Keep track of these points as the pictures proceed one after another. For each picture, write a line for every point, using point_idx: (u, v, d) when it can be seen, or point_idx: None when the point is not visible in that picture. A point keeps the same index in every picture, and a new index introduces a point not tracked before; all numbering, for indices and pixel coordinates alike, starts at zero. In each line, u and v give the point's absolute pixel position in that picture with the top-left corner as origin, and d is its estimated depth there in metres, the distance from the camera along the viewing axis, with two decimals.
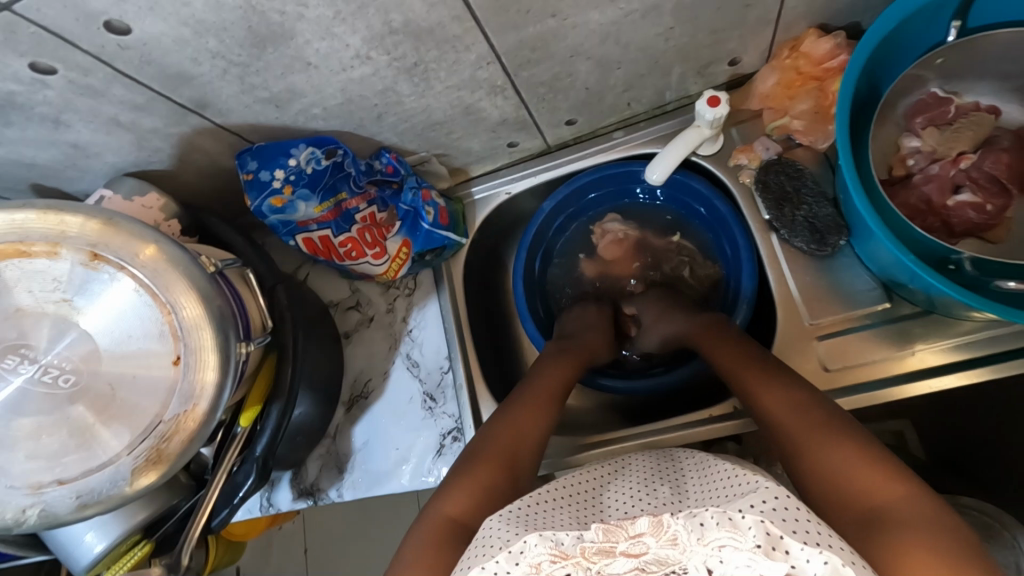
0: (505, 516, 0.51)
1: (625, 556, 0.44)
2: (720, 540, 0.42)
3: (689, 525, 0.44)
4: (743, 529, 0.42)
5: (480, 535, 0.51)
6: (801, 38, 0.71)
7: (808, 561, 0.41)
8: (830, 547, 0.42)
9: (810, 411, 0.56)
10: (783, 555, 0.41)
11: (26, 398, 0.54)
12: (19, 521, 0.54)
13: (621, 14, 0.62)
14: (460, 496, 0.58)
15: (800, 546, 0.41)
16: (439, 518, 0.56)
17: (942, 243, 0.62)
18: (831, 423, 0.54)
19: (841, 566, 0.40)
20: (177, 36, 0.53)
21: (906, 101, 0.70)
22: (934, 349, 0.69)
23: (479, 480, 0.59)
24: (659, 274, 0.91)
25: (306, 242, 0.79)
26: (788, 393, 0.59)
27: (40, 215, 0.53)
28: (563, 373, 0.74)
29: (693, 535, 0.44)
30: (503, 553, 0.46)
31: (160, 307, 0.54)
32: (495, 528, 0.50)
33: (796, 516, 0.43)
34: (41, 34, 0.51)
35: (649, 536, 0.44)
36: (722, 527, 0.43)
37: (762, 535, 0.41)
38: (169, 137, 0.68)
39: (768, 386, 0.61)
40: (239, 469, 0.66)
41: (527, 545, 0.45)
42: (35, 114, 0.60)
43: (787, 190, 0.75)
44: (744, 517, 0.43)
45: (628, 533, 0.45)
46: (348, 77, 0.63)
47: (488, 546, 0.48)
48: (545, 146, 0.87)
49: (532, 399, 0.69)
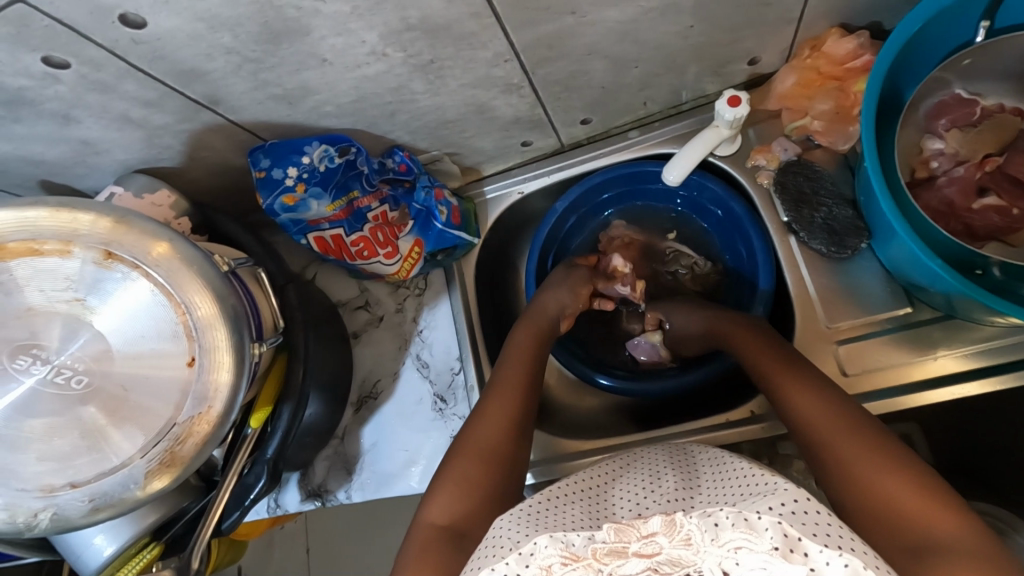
0: (515, 516, 0.50)
1: (637, 557, 0.43)
2: (734, 542, 0.41)
3: (702, 525, 0.43)
4: (759, 530, 0.41)
5: (490, 536, 0.50)
6: (822, 37, 0.70)
7: (828, 564, 0.40)
8: (851, 550, 0.40)
9: (841, 412, 0.55)
10: (801, 558, 0.40)
11: (37, 399, 0.53)
12: (31, 525, 0.53)
13: (640, 11, 0.61)
14: (447, 499, 0.57)
15: (819, 548, 0.40)
16: (426, 528, 0.55)
17: (967, 247, 0.61)
18: (864, 428, 0.53)
19: (862, 569, 0.39)
20: (191, 31, 0.52)
21: (928, 102, 0.68)
22: (956, 355, 0.68)
23: (469, 480, 0.58)
24: (665, 279, 0.90)
25: (318, 241, 0.77)
26: (818, 392, 0.58)
27: (52, 213, 0.52)
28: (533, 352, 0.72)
29: (707, 536, 0.42)
30: (513, 555, 0.45)
31: (174, 307, 0.53)
32: (505, 529, 0.49)
33: (816, 518, 0.42)
34: (53, 28, 0.50)
35: (662, 535, 0.43)
36: (737, 528, 0.42)
37: (780, 538, 0.41)
38: (179, 133, 0.67)
39: (800, 391, 0.59)
40: (250, 471, 0.65)
41: (536, 547, 0.45)
42: (45, 110, 0.59)
43: (805, 190, 0.75)
44: (760, 519, 0.42)
45: (640, 532, 0.44)
46: (361, 74, 0.62)
47: (497, 547, 0.47)
48: (558, 145, 0.86)
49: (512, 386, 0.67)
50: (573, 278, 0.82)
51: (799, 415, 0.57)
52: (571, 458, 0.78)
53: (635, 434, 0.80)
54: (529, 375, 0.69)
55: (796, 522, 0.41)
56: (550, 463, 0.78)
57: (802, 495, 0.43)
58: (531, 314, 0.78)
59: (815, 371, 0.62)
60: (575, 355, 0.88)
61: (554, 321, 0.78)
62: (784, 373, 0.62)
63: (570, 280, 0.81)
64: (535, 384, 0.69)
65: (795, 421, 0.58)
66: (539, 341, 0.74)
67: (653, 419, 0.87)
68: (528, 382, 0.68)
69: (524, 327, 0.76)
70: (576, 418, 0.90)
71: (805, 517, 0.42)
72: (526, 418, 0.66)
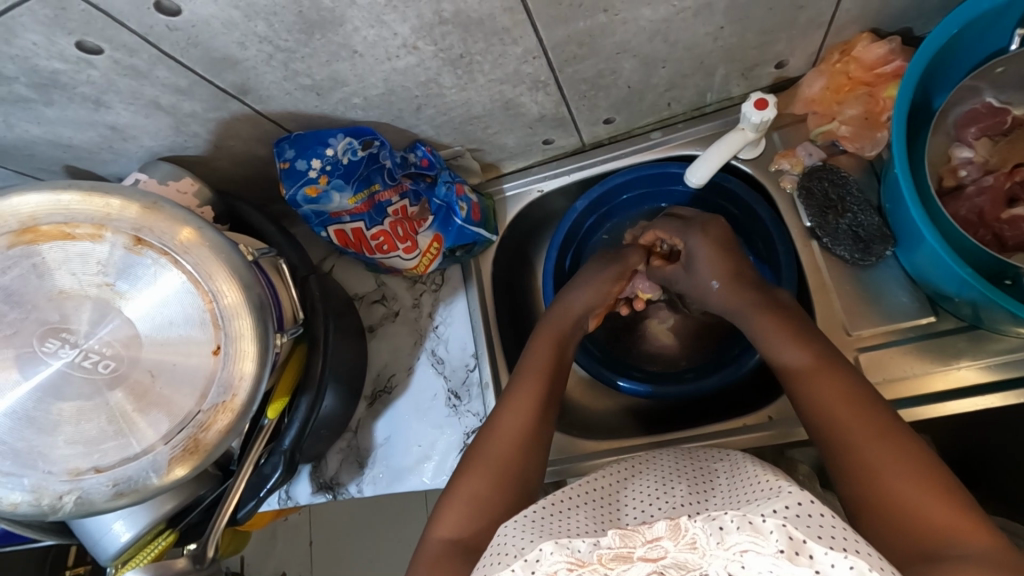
0: (520, 523, 0.50)
1: (642, 561, 0.42)
2: (740, 545, 0.40)
3: (707, 528, 0.42)
4: (765, 533, 0.40)
5: (496, 543, 0.49)
6: (852, 42, 0.70)
7: (832, 566, 0.39)
8: (856, 552, 0.39)
9: (864, 407, 0.55)
10: (806, 560, 0.39)
11: (67, 382, 0.53)
12: (54, 508, 0.53)
13: (673, 11, 0.60)
14: (460, 517, 0.57)
15: (824, 550, 0.39)
16: (434, 545, 0.56)
17: (998, 257, 0.60)
18: (892, 431, 0.52)
19: (867, 571, 0.38)
20: (226, 18, 0.52)
21: (958, 110, 0.67)
22: (977, 366, 0.67)
23: (479, 497, 0.58)
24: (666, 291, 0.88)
25: (339, 234, 0.77)
26: (847, 391, 0.56)
27: (84, 197, 0.52)
28: (547, 357, 0.71)
29: (711, 539, 0.41)
30: (519, 561, 0.45)
31: (202, 295, 0.53)
32: (510, 536, 0.49)
33: (820, 520, 0.41)
34: (91, 12, 0.50)
35: (667, 540, 0.42)
36: (743, 531, 0.41)
37: (784, 539, 0.40)
38: (207, 122, 0.67)
39: (825, 386, 0.57)
40: (266, 461, 0.65)
41: (542, 554, 0.44)
42: (77, 94, 0.59)
43: (831, 197, 0.74)
44: (765, 521, 0.41)
45: (644, 538, 0.43)
46: (391, 67, 0.61)
47: (502, 554, 0.47)
48: (580, 145, 0.85)
49: (525, 389, 0.68)
50: (601, 279, 0.78)
51: (824, 414, 0.56)
52: (583, 458, 0.78)
53: (643, 437, 0.80)
54: (546, 382, 0.68)
55: (800, 524, 0.41)
56: (564, 463, 0.78)
57: (805, 498, 0.42)
58: (551, 318, 0.77)
59: (848, 365, 0.59)
60: (594, 356, 0.87)
61: (580, 319, 0.77)
62: (815, 371, 0.59)
63: (599, 280, 0.78)
64: (555, 399, 0.68)
65: (820, 417, 0.56)
66: (562, 344, 0.73)
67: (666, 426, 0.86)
68: (547, 392, 0.68)
69: (542, 337, 0.74)
70: (588, 422, 0.89)
71: (810, 521, 0.41)
72: (538, 427, 0.65)
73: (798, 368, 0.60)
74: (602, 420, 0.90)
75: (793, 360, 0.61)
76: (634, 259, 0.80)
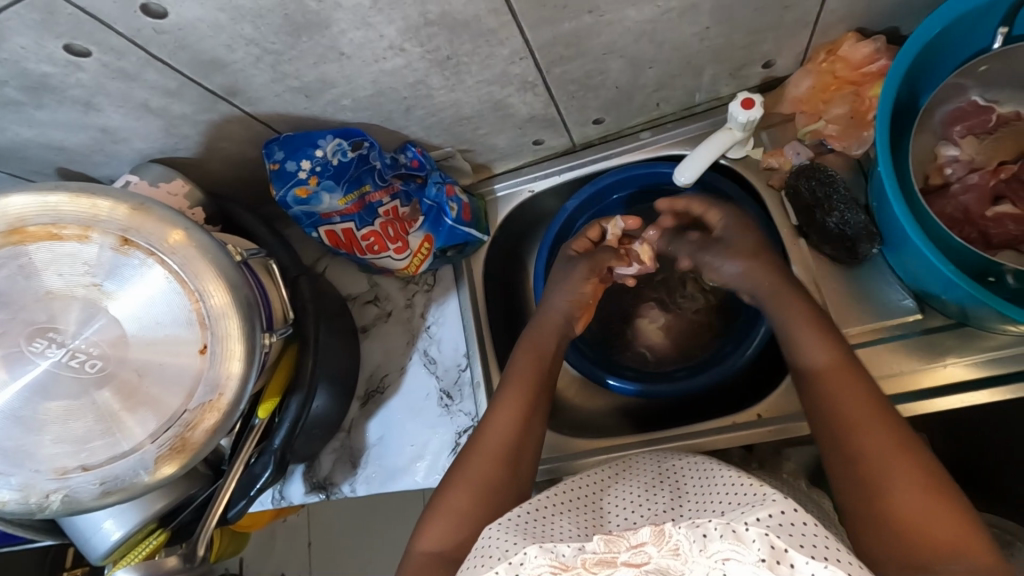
0: (502, 526, 0.50)
1: (626, 566, 0.42)
2: (722, 553, 0.41)
3: (690, 535, 0.42)
4: (748, 542, 0.41)
5: (480, 545, 0.49)
6: (838, 41, 0.70)
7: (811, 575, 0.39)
8: (836, 562, 0.39)
9: (876, 408, 0.55)
10: (786, 569, 0.40)
11: (54, 381, 0.54)
12: (42, 507, 0.54)
13: (658, 12, 0.61)
14: (445, 527, 0.58)
15: (805, 560, 0.39)
16: (418, 557, 0.57)
17: (984, 255, 0.61)
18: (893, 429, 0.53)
19: None
20: (214, 21, 0.53)
21: (943, 109, 0.68)
22: (966, 363, 0.68)
23: (458, 511, 0.59)
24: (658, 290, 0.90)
25: (329, 235, 0.78)
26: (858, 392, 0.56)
27: (72, 198, 0.53)
28: (533, 369, 0.71)
29: (694, 546, 0.42)
30: (502, 564, 0.45)
31: (188, 295, 0.53)
32: (495, 538, 0.49)
33: (803, 529, 0.41)
34: (79, 15, 0.50)
35: (651, 545, 0.43)
36: (725, 539, 0.41)
37: (766, 549, 0.40)
38: (197, 124, 0.68)
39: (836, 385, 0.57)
40: (257, 461, 0.66)
41: (526, 558, 0.44)
42: (67, 97, 0.60)
43: (817, 196, 0.73)
44: (748, 530, 0.41)
45: (629, 543, 0.44)
46: (379, 68, 0.62)
47: (486, 557, 0.47)
48: (570, 145, 0.86)
49: (511, 399, 0.68)
50: (573, 278, 0.78)
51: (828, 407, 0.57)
52: (578, 457, 0.78)
53: (631, 435, 0.80)
54: (529, 397, 0.68)
55: (783, 533, 0.41)
56: (558, 461, 0.78)
57: (789, 506, 0.42)
58: (536, 329, 0.76)
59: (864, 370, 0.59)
60: (588, 356, 0.87)
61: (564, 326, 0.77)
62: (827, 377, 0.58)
63: (572, 280, 0.78)
64: (541, 407, 0.69)
65: (834, 416, 0.56)
66: (544, 360, 0.73)
67: (658, 425, 0.87)
68: (530, 406, 0.68)
69: (523, 351, 0.74)
70: (580, 420, 0.90)
71: (792, 529, 0.41)
72: (521, 447, 0.65)
73: (821, 374, 0.59)
74: (597, 420, 0.90)
75: (820, 365, 0.59)
76: (603, 257, 0.80)
